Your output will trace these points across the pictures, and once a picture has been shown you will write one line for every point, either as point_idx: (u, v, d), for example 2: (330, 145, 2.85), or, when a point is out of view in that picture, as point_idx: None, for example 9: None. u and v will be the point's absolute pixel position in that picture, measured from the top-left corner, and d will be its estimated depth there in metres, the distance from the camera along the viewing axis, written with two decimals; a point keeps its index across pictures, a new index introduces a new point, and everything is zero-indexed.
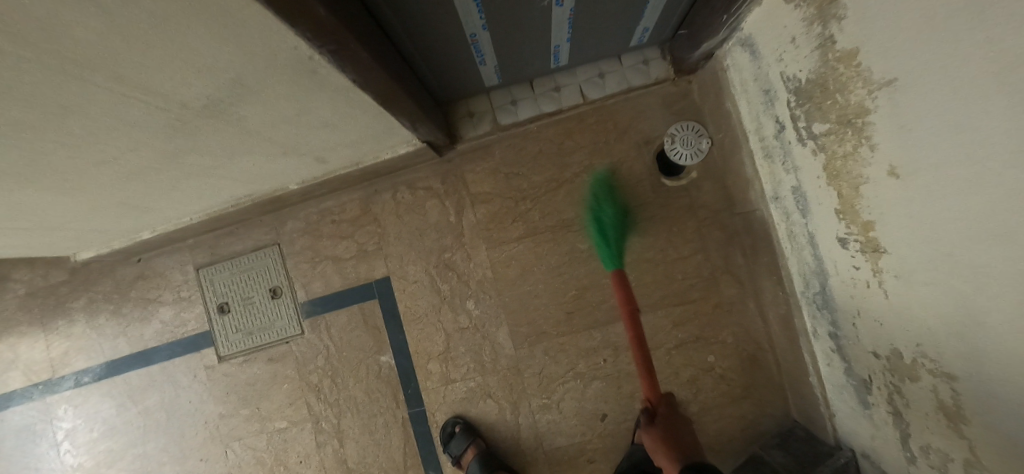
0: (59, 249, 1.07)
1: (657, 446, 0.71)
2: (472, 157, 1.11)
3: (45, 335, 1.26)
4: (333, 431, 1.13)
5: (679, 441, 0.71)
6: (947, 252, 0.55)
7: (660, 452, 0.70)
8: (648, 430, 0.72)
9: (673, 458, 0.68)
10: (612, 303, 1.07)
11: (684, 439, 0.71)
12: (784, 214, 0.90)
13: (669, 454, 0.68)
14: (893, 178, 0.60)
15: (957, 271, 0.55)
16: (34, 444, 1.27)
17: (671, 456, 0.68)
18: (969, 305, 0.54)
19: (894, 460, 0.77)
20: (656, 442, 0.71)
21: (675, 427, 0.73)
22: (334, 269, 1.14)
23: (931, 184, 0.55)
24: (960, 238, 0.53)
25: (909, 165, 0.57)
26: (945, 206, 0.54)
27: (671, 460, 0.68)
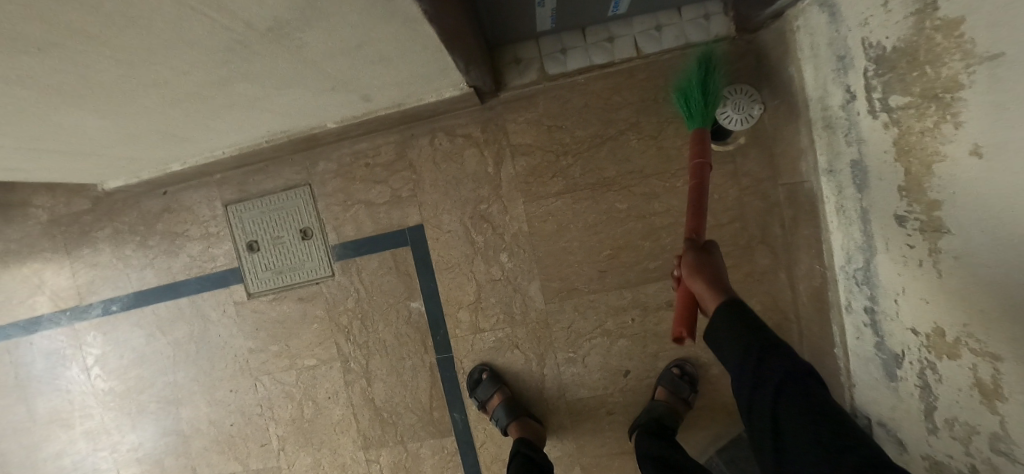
0: (87, 176, 1.04)
1: (700, 272, 0.66)
2: (515, 107, 1.07)
3: (70, 263, 1.26)
4: (362, 371, 1.17)
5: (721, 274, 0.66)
6: (1017, 235, 0.53)
7: (701, 277, 0.65)
8: (695, 256, 0.67)
9: (718, 286, 0.63)
10: (646, 265, 1.08)
11: (727, 276, 0.67)
12: (837, 187, 0.88)
13: (714, 281, 0.64)
14: (973, 156, 0.57)
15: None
16: (64, 367, 1.30)
17: (715, 283, 0.64)
18: None
19: (913, 429, 0.81)
20: (702, 268, 0.66)
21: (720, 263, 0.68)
22: (367, 213, 1.13)
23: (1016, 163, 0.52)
24: None
25: (994, 143, 0.54)
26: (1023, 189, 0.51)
27: (716, 289, 0.63)
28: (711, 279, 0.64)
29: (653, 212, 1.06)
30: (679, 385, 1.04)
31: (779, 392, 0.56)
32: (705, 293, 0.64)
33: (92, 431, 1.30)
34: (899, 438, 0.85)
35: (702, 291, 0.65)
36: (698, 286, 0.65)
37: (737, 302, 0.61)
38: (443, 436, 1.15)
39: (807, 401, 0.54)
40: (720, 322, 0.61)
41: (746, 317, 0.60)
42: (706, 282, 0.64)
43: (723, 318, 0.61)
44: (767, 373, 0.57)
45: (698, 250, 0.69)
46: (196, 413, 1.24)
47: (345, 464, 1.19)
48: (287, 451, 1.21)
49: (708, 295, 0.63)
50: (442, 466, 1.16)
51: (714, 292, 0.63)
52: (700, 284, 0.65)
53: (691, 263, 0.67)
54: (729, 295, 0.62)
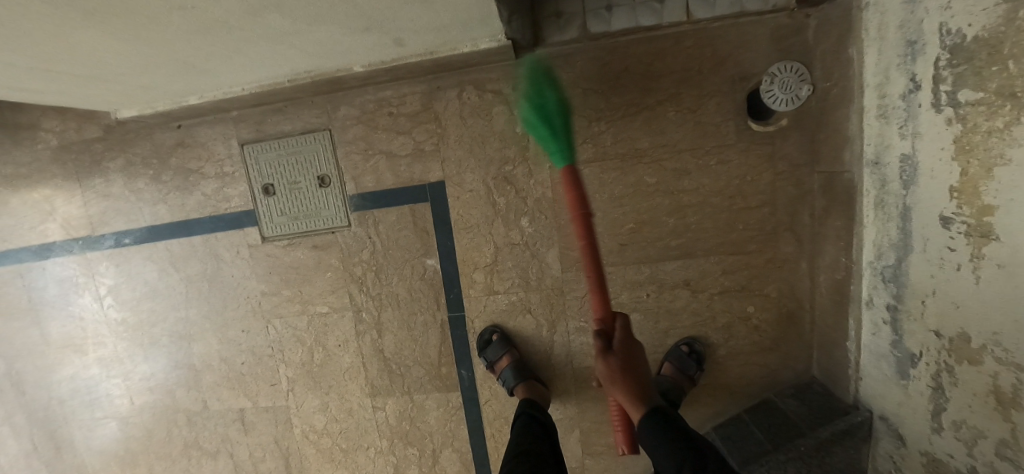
0: (101, 103, 1.00)
1: (615, 382, 0.67)
2: (552, 65, 1.02)
3: (81, 191, 1.24)
4: (373, 322, 1.18)
5: (637, 371, 0.67)
6: None
7: (618, 387, 0.67)
8: (607, 365, 0.66)
9: (636, 397, 0.67)
10: (667, 242, 1.06)
11: (640, 364, 0.68)
12: (880, 180, 0.85)
13: (633, 392, 0.66)
14: None
15: None
16: (76, 295, 1.30)
17: (631, 395, 0.67)
18: None
19: (915, 425, 0.83)
20: (616, 377, 0.66)
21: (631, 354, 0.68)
22: (387, 165, 1.10)
23: None
24: None
25: None
26: None
27: (633, 401, 0.67)
28: (627, 390, 0.67)
29: (681, 189, 1.04)
30: (687, 362, 1.05)
31: None
32: (627, 403, 0.68)
33: (105, 358, 1.33)
34: (898, 432, 0.87)
35: (625, 399, 0.68)
36: (619, 396, 0.68)
37: (654, 414, 0.66)
38: (448, 390, 1.18)
39: None
40: (650, 436, 0.66)
41: (665, 424, 0.66)
42: (626, 393, 0.67)
43: (650, 434, 0.66)
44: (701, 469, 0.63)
45: (610, 351, 0.67)
46: (207, 350, 1.26)
47: (351, 408, 1.23)
48: (295, 392, 1.25)
49: (630, 407, 0.67)
50: (445, 418, 1.20)
51: (634, 406, 0.67)
52: (619, 394, 0.67)
53: (606, 372, 0.66)
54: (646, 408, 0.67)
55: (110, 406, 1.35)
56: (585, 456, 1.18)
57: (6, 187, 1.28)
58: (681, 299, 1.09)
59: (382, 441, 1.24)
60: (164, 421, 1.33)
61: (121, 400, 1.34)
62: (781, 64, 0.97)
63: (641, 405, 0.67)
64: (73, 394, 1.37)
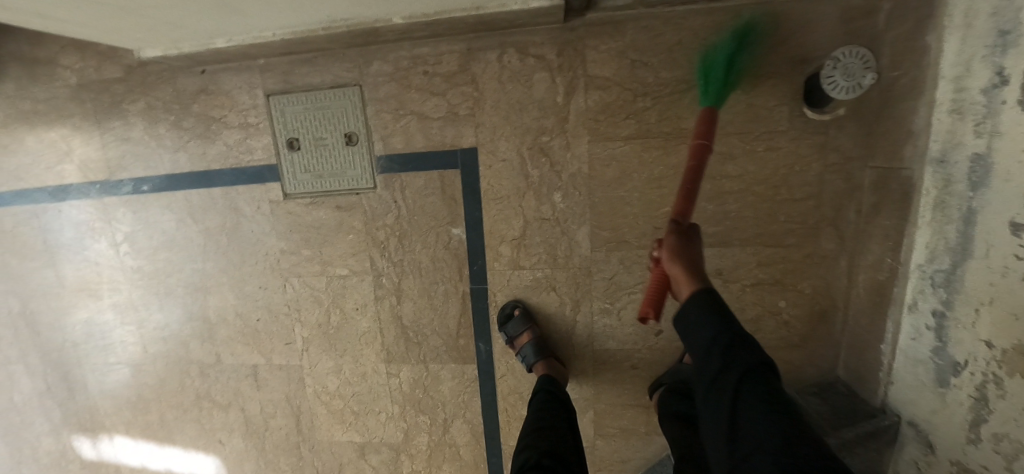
0: (125, 39, 0.95)
1: (675, 256, 0.69)
2: (600, 32, 0.96)
3: (100, 134, 1.20)
4: (392, 288, 1.15)
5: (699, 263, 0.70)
6: None
7: (677, 261, 0.69)
8: (676, 241, 0.70)
9: (694, 272, 0.68)
10: (704, 228, 1.02)
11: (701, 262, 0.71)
12: (943, 180, 0.81)
13: (693, 268, 0.68)
14: None
15: None
16: (92, 240, 1.29)
17: (690, 268, 0.68)
18: None
19: (949, 434, 0.81)
20: (680, 252, 0.69)
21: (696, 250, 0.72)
22: (418, 127, 1.05)
23: None
24: None
25: None
26: None
27: (690, 274, 0.67)
28: (687, 265, 0.68)
29: (724, 174, 1.00)
30: None
31: (744, 379, 0.58)
32: (680, 278, 0.68)
33: (120, 305, 1.32)
34: (928, 439, 0.85)
35: (677, 276, 0.69)
36: (675, 271, 0.69)
37: (709, 292, 0.66)
38: (464, 362, 1.17)
39: (771, 397, 0.55)
40: (694, 309, 0.66)
41: (715, 309, 0.64)
42: (683, 266, 0.68)
43: (694, 308, 0.66)
44: (733, 359, 0.60)
45: (681, 234, 0.72)
46: (223, 304, 1.25)
47: (365, 373, 1.22)
48: (310, 352, 1.24)
49: (683, 281, 0.68)
50: (459, 390, 1.19)
51: (688, 277, 0.67)
52: (677, 268, 0.69)
53: (671, 247, 0.70)
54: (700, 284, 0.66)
55: (124, 352, 1.35)
56: (597, 437, 1.18)
57: (23, 123, 1.24)
58: None
59: (394, 407, 1.24)
60: (177, 372, 1.33)
61: (135, 348, 1.34)
62: (841, 49, 0.87)
63: (695, 279, 0.67)
64: (88, 338, 1.37)
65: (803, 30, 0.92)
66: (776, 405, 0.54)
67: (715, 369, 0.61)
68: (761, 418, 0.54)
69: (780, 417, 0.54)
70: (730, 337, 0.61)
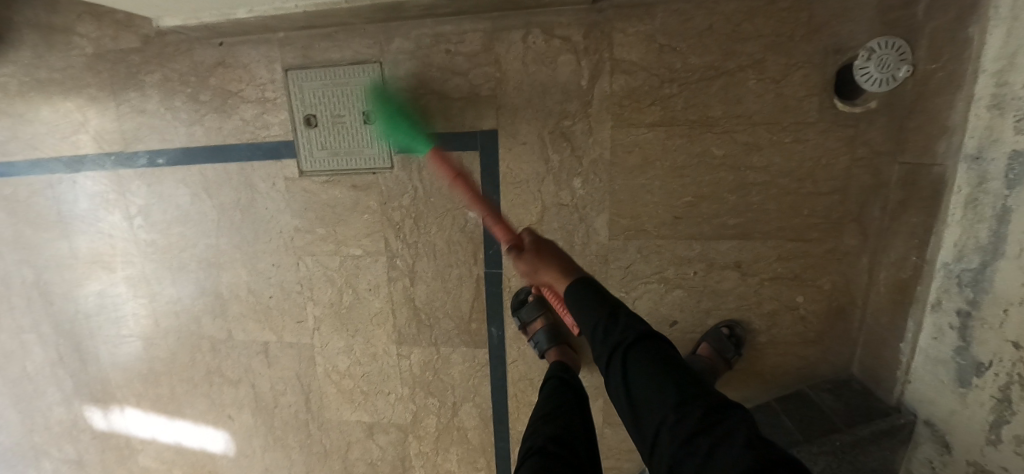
0: (145, 6, 0.93)
1: (539, 267, 0.74)
2: (628, 15, 0.93)
3: (116, 105, 1.19)
4: (406, 270, 1.15)
5: (556, 254, 0.75)
6: None
7: (544, 270, 0.74)
8: (529, 260, 0.75)
9: (562, 272, 0.73)
10: (724, 219, 1.01)
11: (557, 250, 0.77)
12: (978, 177, 0.79)
13: (557, 270, 0.73)
14: None
15: None
16: (106, 212, 1.28)
17: (555, 271, 0.73)
18: None
19: (968, 435, 0.80)
20: (541, 262, 0.74)
21: (545, 246, 0.77)
22: (438, 107, 1.04)
23: None
24: None
25: None
26: None
27: (561, 271, 0.73)
28: (552, 264, 0.74)
29: (749, 165, 0.98)
30: (725, 345, 1.02)
31: (629, 355, 0.61)
32: (555, 280, 0.74)
33: (132, 278, 1.32)
34: (944, 439, 0.85)
35: (555, 278, 0.74)
36: (549, 276, 0.74)
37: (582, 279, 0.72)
38: (476, 347, 1.17)
39: (659, 365, 0.59)
40: (576, 301, 0.70)
41: (590, 288, 0.69)
42: (552, 269, 0.74)
43: (575, 302, 0.70)
44: (618, 339, 0.63)
45: (524, 252, 0.76)
46: (235, 280, 1.25)
47: (376, 353, 1.23)
48: (321, 331, 1.24)
49: (560, 281, 0.73)
50: (470, 373, 1.19)
51: (560, 279, 0.73)
52: (549, 272, 0.74)
53: (530, 264, 0.75)
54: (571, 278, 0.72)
55: (136, 326, 1.36)
56: (605, 425, 1.18)
57: (39, 92, 1.23)
58: (728, 281, 1.04)
59: (404, 388, 1.24)
60: (188, 346, 1.34)
61: (146, 321, 1.35)
62: (876, 40, 0.87)
63: (567, 274, 0.72)
64: (100, 310, 1.37)
65: (839, 19, 0.90)
66: (661, 369, 0.58)
67: (605, 356, 0.64)
68: (649, 386, 0.58)
69: (666, 380, 0.57)
70: (602, 315, 0.65)
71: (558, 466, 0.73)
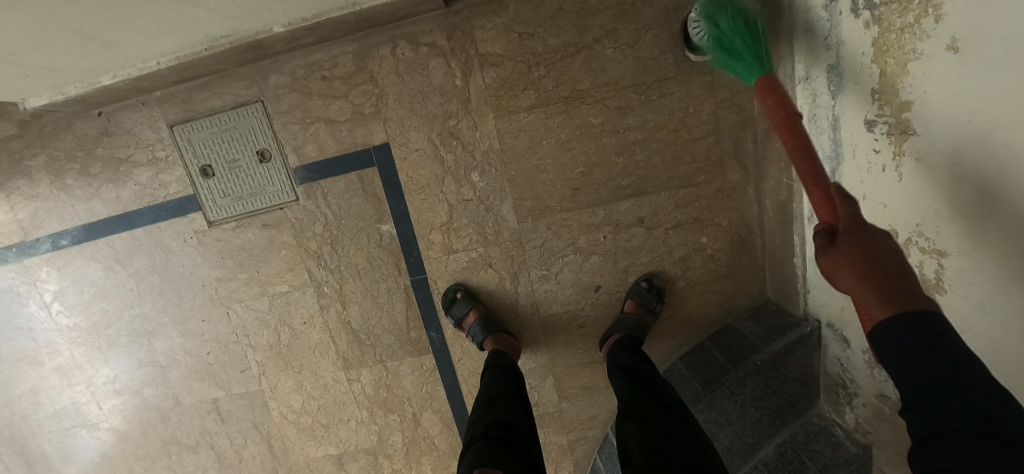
0: (4, 95, 0.93)
1: (848, 265, 0.42)
2: (483, 12, 0.99)
3: (6, 196, 1.17)
4: (336, 295, 1.16)
5: (882, 259, 0.41)
6: (984, 134, 0.52)
7: (843, 271, 0.42)
8: (843, 255, 0.42)
9: (876, 291, 0.40)
10: (618, 182, 1.07)
11: (899, 256, 0.42)
12: (811, 95, 0.89)
13: (869, 279, 0.40)
14: (953, 53, 0.54)
15: (986, 155, 0.52)
16: (21, 305, 1.25)
17: (869, 282, 0.40)
18: (990, 189, 0.53)
19: (857, 326, 0.84)
20: (862, 265, 0.41)
21: (881, 244, 0.42)
22: (328, 132, 1.06)
23: (992, 59, 0.49)
24: (1004, 119, 0.48)
25: (973, 36, 0.50)
26: (1002, 87, 0.48)
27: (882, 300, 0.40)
28: (860, 275, 0.41)
29: (627, 126, 1.04)
30: (647, 297, 1.08)
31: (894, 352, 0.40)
32: (863, 301, 0.41)
33: (63, 367, 1.28)
34: (843, 336, 0.89)
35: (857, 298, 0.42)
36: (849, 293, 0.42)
37: (916, 317, 0.38)
38: (421, 354, 1.19)
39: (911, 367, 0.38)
40: (896, 346, 0.38)
41: (933, 336, 0.37)
42: (853, 277, 0.41)
43: (893, 348, 0.38)
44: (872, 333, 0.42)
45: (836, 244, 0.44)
46: (169, 344, 1.23)
47: (327, 384, 1.23)
48: (268, 374, 1.23)
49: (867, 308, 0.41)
50: (422, 382, 1.21)
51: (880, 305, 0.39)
52: (845, 284, 0.42)
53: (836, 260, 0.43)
54: (899, 308, 0.39)
55: (79, 415, 1.31)
56: (562, 400, 1.22)
57: None
58: (637, 237, 1.10)
59: (362, 412, 1.24)
60: (138, 423, 1.30)
61: (88, 406, 1.30)
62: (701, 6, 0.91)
63: (891, 297, 0.39)
64: (36, 407, 1.32)
65: None
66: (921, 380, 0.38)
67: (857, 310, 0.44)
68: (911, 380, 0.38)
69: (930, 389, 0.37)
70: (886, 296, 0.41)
71: (505, 450, 0.73)
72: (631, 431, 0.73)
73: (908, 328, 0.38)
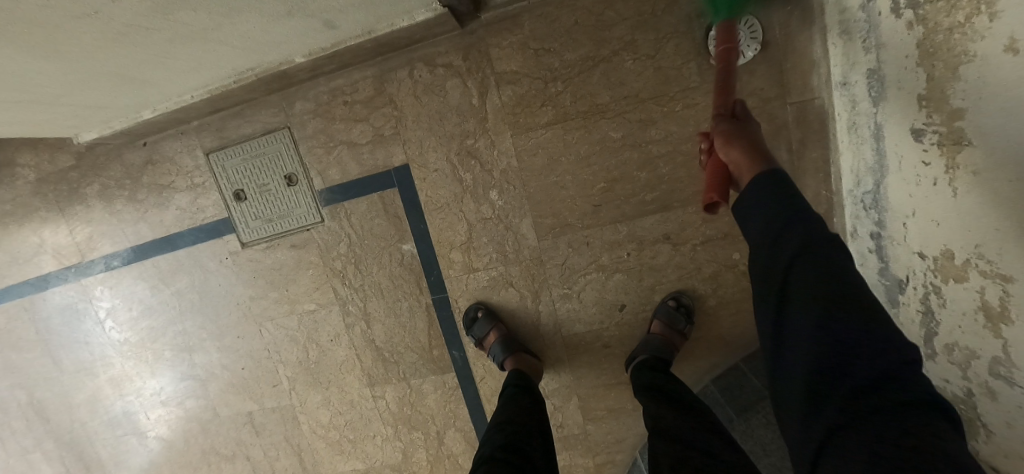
0: (61, 131, 1.01)
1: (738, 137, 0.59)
2: (499, 30, 0.99)
3: (65, 220, 1.27)
4: (360, 314, 1.18)
5: (756, 140, 0.60)
6: None
7: (735, 142, 0.59)
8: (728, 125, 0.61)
9: (753, 157, 0.56)
10: (641, 197, 1.03)
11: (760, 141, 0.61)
12: (850, 102, 0.82)
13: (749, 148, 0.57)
14: (1010, 54, 0.47)
15: None
16: (80, 321, 1.35)
17: (749, 151, 0.57)
18: None
19: (912, 355, 0.79)
20: (737, 135, 0.59)
21: (752, 130, 0.62)
22: (350, 155, 1.09)
23: None
24: None
25: None
26: None
27: (753, 157, 0.56)
28: (748, 148, 0.58)
29: (649, 140, 1.00)
30: (676, 317, 1.02)
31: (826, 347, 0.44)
32: (740, 164, 0.57)
33: (115, 378, 1.38)
34: None
35: (738, 160, 0.58)
36: (735, 156, 0.58)
37: (776, 171, 0.54)
38: (443, 372, 1.19)
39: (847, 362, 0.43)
40: (755, 185, 0.53)
41: (788, 182, 0.52)
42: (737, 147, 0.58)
43: (757, 184, 0.53)
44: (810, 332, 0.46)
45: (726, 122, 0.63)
46: (208, 359, 1.29)
47: (353, 400, 1.25)
48: (298, 390, 1.27)
49: (744, 164, 0.57)
50: (445, 400, 1.20)
51: (749, 160, 0.56)
52: (736, 151, 0.58)
53: (726, 130, 0.61)
54: (767, 166, 0.55)
55: (130, 423, 1.40)
56: (587, 422, 1.18)
57: None
58: (663, 254, 1.05)
59: (387, 428, 1.25)
60: (182, 433, 1.37)
61: (137, 415, 1.39)
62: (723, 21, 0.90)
63: (759, 160, 0.56)
64: (94, 415, 1.42)
65: None
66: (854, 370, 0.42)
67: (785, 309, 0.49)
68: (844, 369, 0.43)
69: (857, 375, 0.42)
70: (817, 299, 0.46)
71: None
72: (663, 452, 0.68)
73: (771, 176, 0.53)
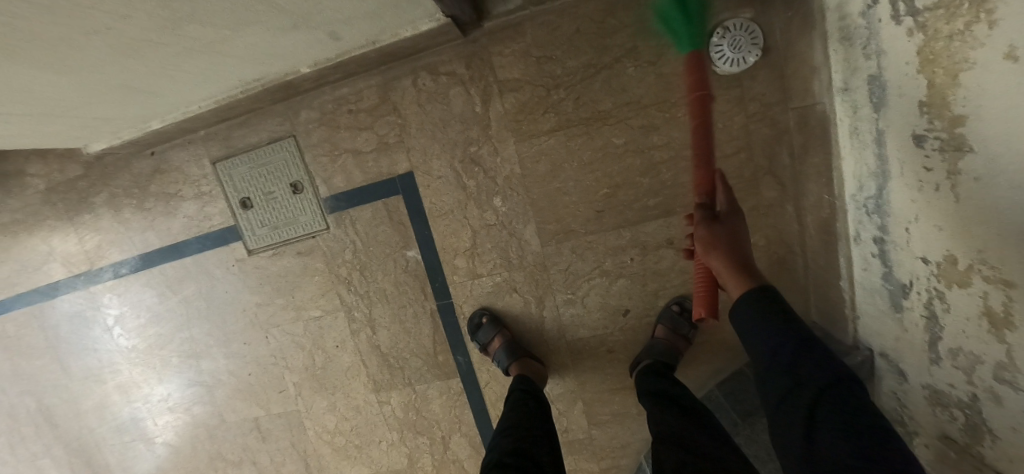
0: (71, 141, 1.03)
1: (728, 246, 0.63)
2: (501, 39, 1.00)
3: (74, 229, 1.28)
4: (365, 320, 1.19)
5: (739, 244, 0.64)
6: None
7: (724, 251, 0.63)
8: (713, 232, 0.64)
9: (740, 273, 0.63)
10: (644, 202, 1.03)
11: (742, 240, 0.65)
12: (851, 107, 0.83)
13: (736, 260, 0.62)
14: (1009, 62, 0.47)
15: None
16: (88, 328, 1.36)
17: (738, 265, 0.62)
18: None
19: (917, 359, 0.79)
20: (723, 244, 0.63)
21: (735, 229, 0.66)
22: (355, 163, 1.10)
23: None
24: None
25: None
26: None
27: (739, 272, 0.62)
28: (733, 261, 0.63)
29: (652, 146, 1.00)
30: (679, 322, 1.03)
31: None
32: (727, 275, 0.63)
33: (123, 384, 1.39)
34: (900, 368, 0.85)
35: (724, 272, 0.64)
36: (720, 267, 0.63)
37: (759, 294, 0.62)
38: (448, 378, 1.19)
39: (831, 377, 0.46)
40: (743, 308, 0.63)
41: (773, 307, 0.61)
42: (724, 258, 0.63)
43: (746, 309, 0.62)
44: None
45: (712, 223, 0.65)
46: (215, 365, 1.31)
47: (359, 405, 1.25)
48: (304, 396, 1.28)
49: (732, 278, 0.63)
50: (450, 405, 1.21)
51: (737, 278, 0.63)
52: (725, 262, 0.63)
53: (714, 238, 0.64)
54: (750, 286, 0.62)
55: (138, 429, 1.41)
56: (592, 427, 1.18)
57: (8, 235, 1.34)
58: (666, 260, 1.06)
59: (392, 433, 1.26)
60: (189, 439, 1.38)
61: (145, 421, 1.40)
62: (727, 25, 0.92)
63: (746, 279, 0.63)
64: (102, 421, 1.43)
65: None
66: None
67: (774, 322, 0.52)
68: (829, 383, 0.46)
69: None
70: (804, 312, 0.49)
71: None
72: (669, 458, 0.69)
73: (755, 303, 0.62)
